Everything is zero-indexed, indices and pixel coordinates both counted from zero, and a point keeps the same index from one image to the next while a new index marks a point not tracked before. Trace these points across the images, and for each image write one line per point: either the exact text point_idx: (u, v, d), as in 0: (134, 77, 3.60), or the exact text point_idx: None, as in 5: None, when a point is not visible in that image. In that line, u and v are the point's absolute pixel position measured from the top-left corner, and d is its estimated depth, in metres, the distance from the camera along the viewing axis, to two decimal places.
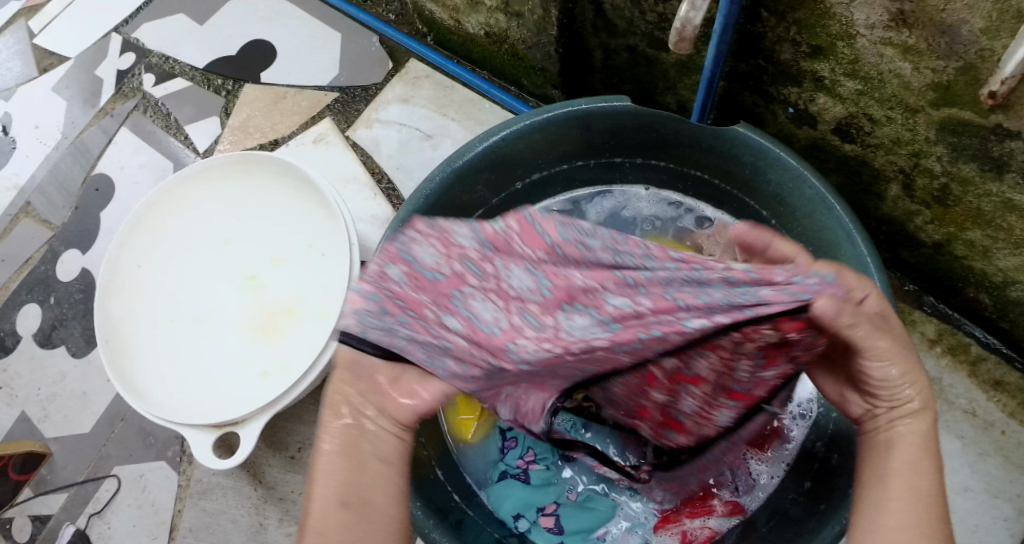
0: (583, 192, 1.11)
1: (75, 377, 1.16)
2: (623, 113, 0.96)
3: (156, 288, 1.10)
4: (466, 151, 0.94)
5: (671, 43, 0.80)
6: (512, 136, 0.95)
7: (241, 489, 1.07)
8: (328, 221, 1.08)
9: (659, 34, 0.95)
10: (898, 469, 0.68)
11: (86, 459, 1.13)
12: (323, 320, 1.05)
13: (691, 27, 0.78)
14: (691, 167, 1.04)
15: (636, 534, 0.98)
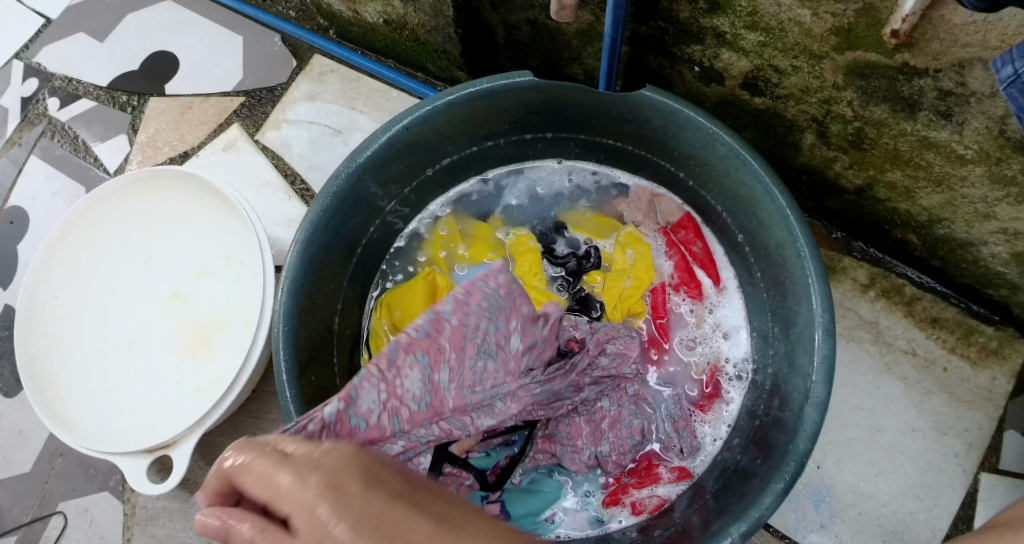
0: (498, 172, 1.10)
1: (9, 416, 1.14)
2: (526, 89, 0.94)
3: (76, 317, 1.07)
4: (368, 146, 0.92)
5: (554, 13, 0.81)
6: (414, 123, 0.93)
7: (187, 511, 1.06)
8: (242, 229, 1.06)
9: None
10: None
11: (31, 499, 1.11)
12: (248, 330, 1.03)
13: None
14: (604, 136, 1.02)
15: (586, 512, 0.98)
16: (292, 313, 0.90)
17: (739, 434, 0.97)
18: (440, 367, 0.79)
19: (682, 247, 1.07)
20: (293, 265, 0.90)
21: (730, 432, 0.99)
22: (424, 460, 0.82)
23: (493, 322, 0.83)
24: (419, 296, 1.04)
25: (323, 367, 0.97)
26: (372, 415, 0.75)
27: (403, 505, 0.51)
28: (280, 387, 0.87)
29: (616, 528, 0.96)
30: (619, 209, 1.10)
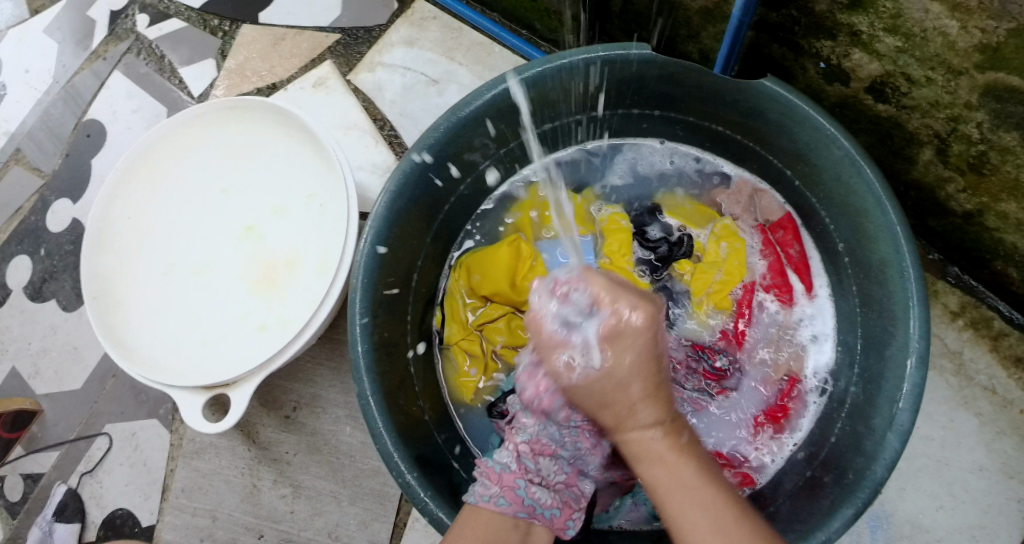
0: (597, 144, 1.08)
1: (67, 330, 1.13)
2: (643, 62, 0.91)
3: (148, 238, 1.06)
4: (473, 100, 0.90)
5: None
6: (522, 83, 0.90)
7: (235, 449, 1.04)
8: (328, 169, 1.03)
9: None
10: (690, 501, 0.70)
11: (78, 417, 1.10)
12: (321, 272, 1.01)
13: None
14: (712, 121, 1.00)
15: (642, 506, 0.97)
16: (374, 261, 0.88)
17: (802, 448, 0.97)
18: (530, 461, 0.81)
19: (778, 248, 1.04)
20: (381, 214, 0.88)
21: (795, 450, 0.98)
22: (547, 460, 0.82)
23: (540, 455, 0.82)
24: (502, 265, 1.01)
25: (397, 319, 0.94)
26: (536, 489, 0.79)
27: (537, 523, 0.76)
28: (354, 337, 0.86)
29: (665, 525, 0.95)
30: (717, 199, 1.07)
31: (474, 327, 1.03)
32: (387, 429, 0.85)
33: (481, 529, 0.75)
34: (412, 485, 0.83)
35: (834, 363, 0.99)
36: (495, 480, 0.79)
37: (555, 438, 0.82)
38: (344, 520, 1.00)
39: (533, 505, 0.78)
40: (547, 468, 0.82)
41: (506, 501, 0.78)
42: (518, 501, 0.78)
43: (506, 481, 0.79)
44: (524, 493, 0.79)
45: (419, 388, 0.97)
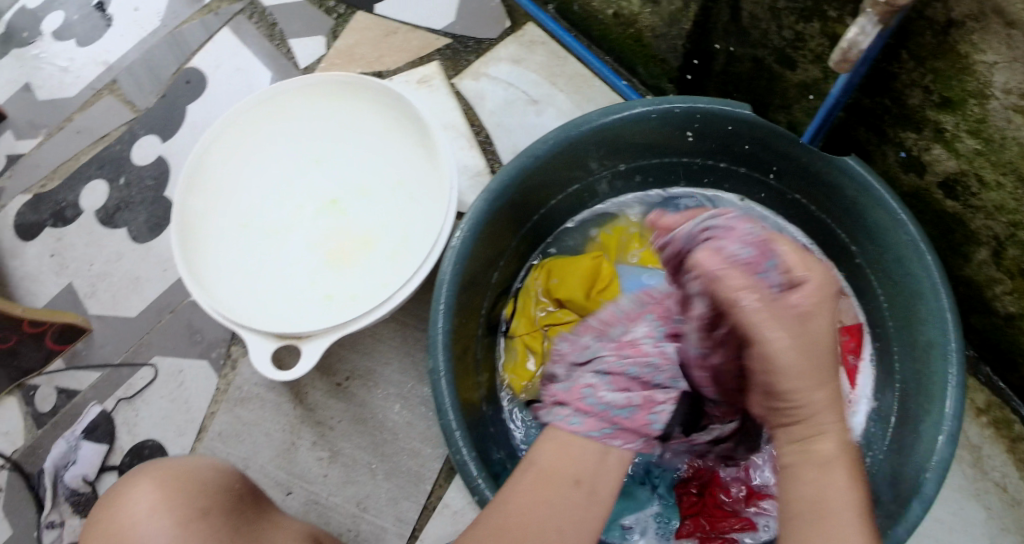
0: (680, 192, 1.13)
1: (131, 258, 1.16)
2: (740, 119, 0.99)
3: (238, 189, 1.08)
4: (583, 123, 0.97)
5: (834, 64, 0.83)
6: (630, 119, 0.99)
7: (280, 405, 1.05)
8: (426, 160, 1.05)
9: (790, 52, 0.99)
10: (802, 494, 0.67)
11: (128, 343, 1.13)
12: (398, 256, 1.03)
13: (855, 50, 0.81)
14: (794, 191, 1.07)
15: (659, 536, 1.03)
16: (465, 251, 0.94)
17: None
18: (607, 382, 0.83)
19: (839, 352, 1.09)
20: (479, 207, 0.94)
21: None
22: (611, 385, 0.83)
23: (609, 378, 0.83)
24: (580, 276, 1.03)
25: (473, 310, 0.98)
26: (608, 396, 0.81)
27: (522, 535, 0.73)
28: (434, 316, 0.91)
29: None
30: None
31: (542, 324, 1.04)
32: (453, 407, 0.91)
33: (543, 484, 0.76)
34: (466, 465, 0.89)
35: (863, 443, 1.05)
36: (567, 401, 0.83)
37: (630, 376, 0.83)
38: (376, 493, 1.01)
39: (605, 411, 0.80)
40: (615, 371, 0.83)
41: (584, 419, 0.80)
42: (594, 415, 0.80)
43: (572, 402, 0.82)
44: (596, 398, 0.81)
45: (483, 376, 1.00)
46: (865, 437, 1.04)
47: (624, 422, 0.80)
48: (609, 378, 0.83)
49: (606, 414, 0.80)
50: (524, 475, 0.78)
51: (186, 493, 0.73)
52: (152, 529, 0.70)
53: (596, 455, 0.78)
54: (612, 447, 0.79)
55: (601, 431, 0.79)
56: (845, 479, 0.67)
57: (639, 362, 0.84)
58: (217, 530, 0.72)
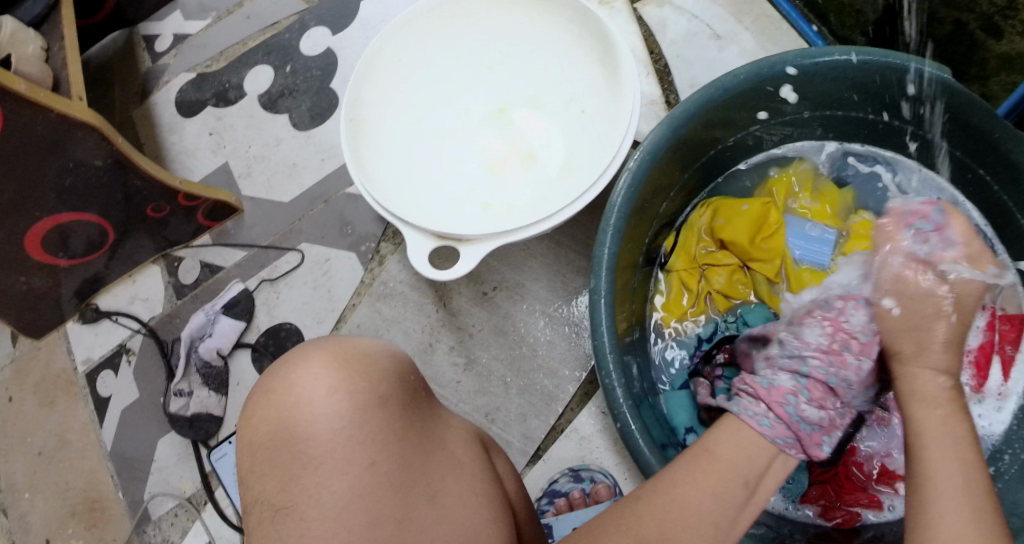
0: (857, 147, 1.08)
1: (289, 145, 1.17)
2: (939, 83, 0.93)
3: (407, 83, 1.07)
4: (777, 63, 0.94)
5: None
6: (827, 64, 0.95)
7: (423, 306, 1.05)
8: (604, 79, 1.01)
9: (999, 20, 0.98)
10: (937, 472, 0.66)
11: (278, 226, 1.14)
12: (562, 173, 1.02)
13: None
14: (978, 166, 0.97)
15: (781, 495, 1.01)
16: (641, 175, 0.91)
17: None
18: (802, 394, 0.80)
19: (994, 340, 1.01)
20: (662, 132, 0.91)
21: None
22: (803, 401, 0.79)
23: (801, 392, 0.80)
24: (747, 221, 0.99)
25: (638, 236, 0.97)
26: (800, 411, 0.78)
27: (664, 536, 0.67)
28: (604, 236, 0.89)
29: (792, 516, 1.00)
30: None
31: (701, 263, 1.02)
32: (608, 330, 0.88)
33: (712, 474, 0.71)
34: (614, 391, 0.86)
35: (1004, 440, 0.98)
36: (765, 398, 0.79)
37: (819, 387, 0.81)
38: (507, 407, 1.00)
39: (798, 423, 0.78)
40: (798, 379, 0.81)
41: (768, 424, 0.76)
42: (786, 423, 0.77)
43: (766, 407, 0.78)
44: (789, 408, 0.78)
45: (635, 299, 0.99)
46: (1006, 433, 0.98)
47: (800, 432, 0.77)
48: (806, 385, 0.81)
49: (790, 430, 0.77)
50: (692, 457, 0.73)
51: (364, 379, 0.73)
52: (333, 409, 0.71)
53: (764, 440, 0.75)
54: (787, 455, 0.76)
55: (780, 438, 0.76)
56: (964, 475, 0.66)
57: (842, 375, 0.81)
58: (392, 420, 0.72)
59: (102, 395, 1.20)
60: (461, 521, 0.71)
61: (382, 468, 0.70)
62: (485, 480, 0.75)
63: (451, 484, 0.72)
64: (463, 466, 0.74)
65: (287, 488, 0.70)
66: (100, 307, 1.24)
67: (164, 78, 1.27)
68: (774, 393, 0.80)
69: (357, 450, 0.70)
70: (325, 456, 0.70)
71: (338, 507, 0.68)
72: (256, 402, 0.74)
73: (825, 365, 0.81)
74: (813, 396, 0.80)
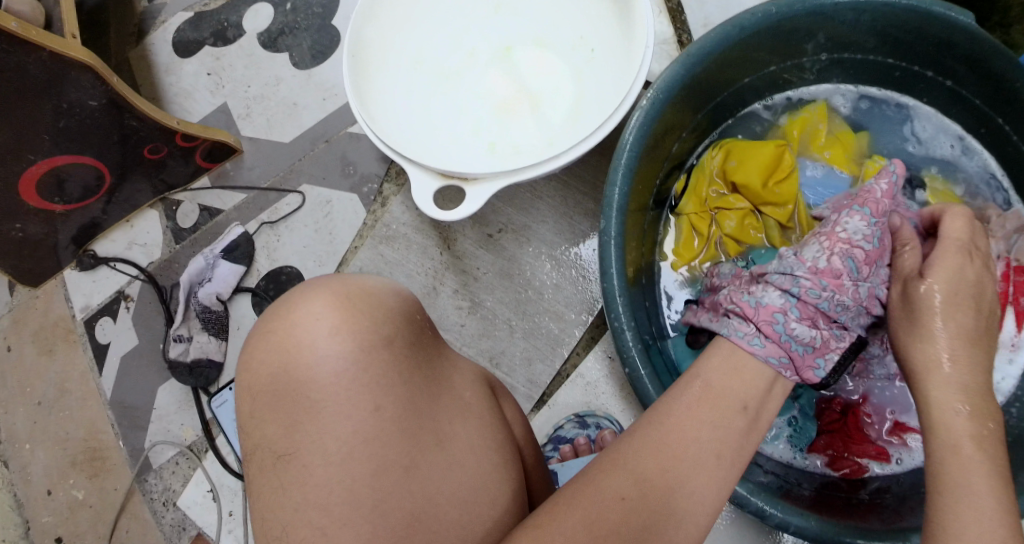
0: (874, 91, 1.04)
1: (289, 85, 1.14)
2: (959, 29, 0.89)
3: (413, 21, 1.04)
4: (794, 4, 0.90)
5: None
6: (846, 5, 0.92)
7: (426, 249, 1.02)
8: (615, 18, 0.99)
9: None
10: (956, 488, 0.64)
11: (276, 169, 1.12)
12: (569, 114, 0.99)
13: None
14: (999, 115, 0.95)
15: (789, 447, 0.99)
16: (652, 114, 0.88)
17: None
18: (792, 312, 0.78)
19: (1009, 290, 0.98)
20: (673, 71, 0.88)
21: None
22: (792, 317, 0.78)
23: (791, 309, 0.78)
24: (760, 161, 0.96)
25: (647, 177, 0.94)
26: (791, 330, 0.77)
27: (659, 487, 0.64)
28: (614, 175, 0.86)
29: (800, 464, 0.99)
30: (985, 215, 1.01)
31: (712, 207, 0.99)
32: (617, 271, 0.85)
33: (708, 401, 0.69)
34: (623, 333, 0.84)
35: (1014, 395, 0.97)
36: (753, 318, 0.77)
37: (815, 306, 0.79)
38: (511, 351, 0.98)
39: (787, 343, 0.76)
40: (790, 297, 0.79)
41: (760, 343, 0.75)
42: (777, 342, 0.75)
43: (759, 325, 0.76)
44: (783, 328, 0.77)
45: (643, 242, 0.97)
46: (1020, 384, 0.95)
47: (793, 354, 0.76)
48: (795, 304, 0.79)
49: (784, 352, 0.75)
50: (689, 387, 0.70)
51: (368, 319, 0.70)
52: (336, 350, 0.68)
53: (759, 382, 0.73)
54: (783, 377, 0.74)
55: (775, 357, 0.74)
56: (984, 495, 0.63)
57: (834, 299, 0.79)
58: (396, 363, 0.70)
59: (101, 342, 1.19)
60: (468, 468, 0.69)
61: (388, 413, 0.68)
62: (492, 425, 0.73)
63: (459, 430, 0.70)
64: (473, 410, 0.73)
65: (291, 435, 0.68)
66: (97, 253, 1.21)
67: (161, 17, 1.23)
68: (764, 311, 0.78)
69: (362, 395, 0.68)
70: (328, 400, 0.68)
71: (343, 453, 0.66)
72: (256, 343, 0.72)
73: (819, 281, 0.79)
74: (805, 316, 0.79)
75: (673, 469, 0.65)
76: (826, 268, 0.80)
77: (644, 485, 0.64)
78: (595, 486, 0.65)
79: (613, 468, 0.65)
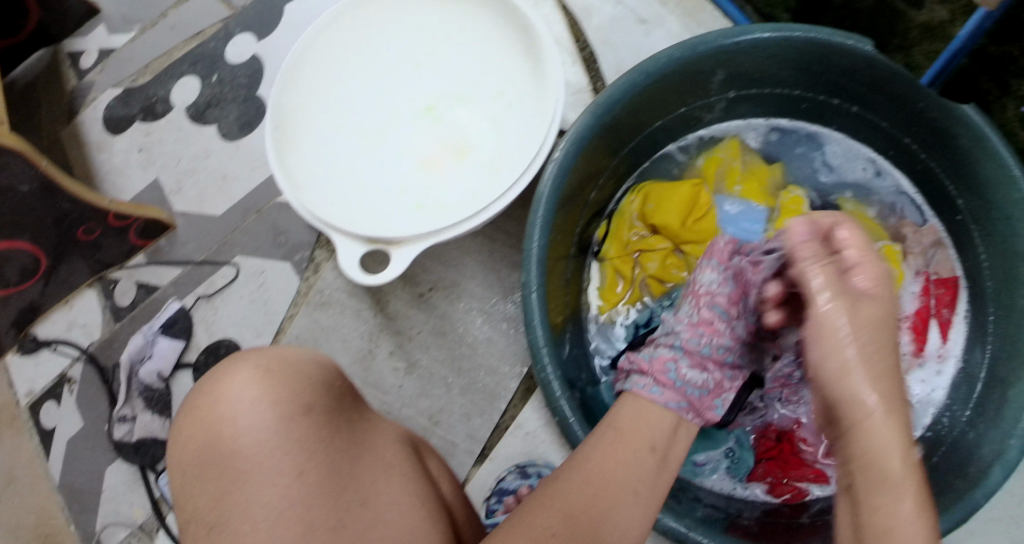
0: (785, 123, 1.08)
1: (218, 157, 1.14)
2: (861, 57, 0.92)
3: (335, 86, 1.06)
4: (698, 44, 0.93)
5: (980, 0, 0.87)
6: (750, 43, 0.94)
7: (360, 312, 1.04)
8: (531, 72, 1.01)
9: None
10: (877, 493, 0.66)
11: (210, 241, 1.12)
12: (491, 168, 1.01)
13: None
14: (907, 135, 0.99)
15: (730, 477, 1.00)
16: (567, 166, 0.90)
17: None
18: (682, 360, 0.81)
19: (931, 304, 1.02)
20: (585, 121, 0.90)
21: None
22: (682, 364, 0.80)
23: (682, 357, 0.81)
24: (677, 202, 0.99)
25: (569, 226, 0.97)
26: (685, 376, 0.79)
27: (587, 522, 0.67)
28: (531, 229, 0.88)
29: (741, 495, 1.00)
30: (902, 231, 1.05)
31: (633, 249, 1.02)
32: (541, 322, 0.87)
33: (626, 440, 0.73)
34: (550, 384, 0.86)
35: (944, 404, 0.99)
36: (647, 372, 0.80)
37: (703, 351, 0.82)
38: (449, 407, 1.01)
39: (683, 387, 0.79)
40: (678, 346, 0.83)
41: (659, 390, 0.78)
42: (673, 389, 0.78)
43: (654, 377, 0.79)
44: (677, 376, 0.79)
45: (568, 291, 0.99)
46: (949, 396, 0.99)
47: (691, 397, 0.79)
48: (683, 353, 0.82)
49: (681, 396, 0.78)
50: (603, 431, 0.74)
51: (286, 387, 0.71)
52: (258, 420, 0.69)
53: (669, 426, 0.76)
54: (686, 420, 0.77)
55: (670, 403, 0.77)
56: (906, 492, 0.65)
57: (714, 342, 0.82)
58: (319, 427, 0.71)
59: (46, 427, 1.17)
60: (395, 526, 0.69)
61: (311, 477, 0.68)
62: (417, 481, 0.75)
63: (382, 488, 0.71)
64: (396, 468, 0.74)
65: (218, 505, 0.68)
66: (38, 336, 1.20)
67: (92, 95, 1.24)
68: (656, 366, 0.80)
69: (284, 460, 0.68)
70: (252, 469, 0.68)
71: (270, 521, 0.66)
72: (183, 421, 0.73)
73: (698, 329, 0.83)
74: (695, 361, 0.81)
75: (598, 503, 0.68)
76: (702, 314, 0.84)
77: (573, 522, 0.67)
78: (526, 523, 0.67)
79: (542, 509, 0.68)
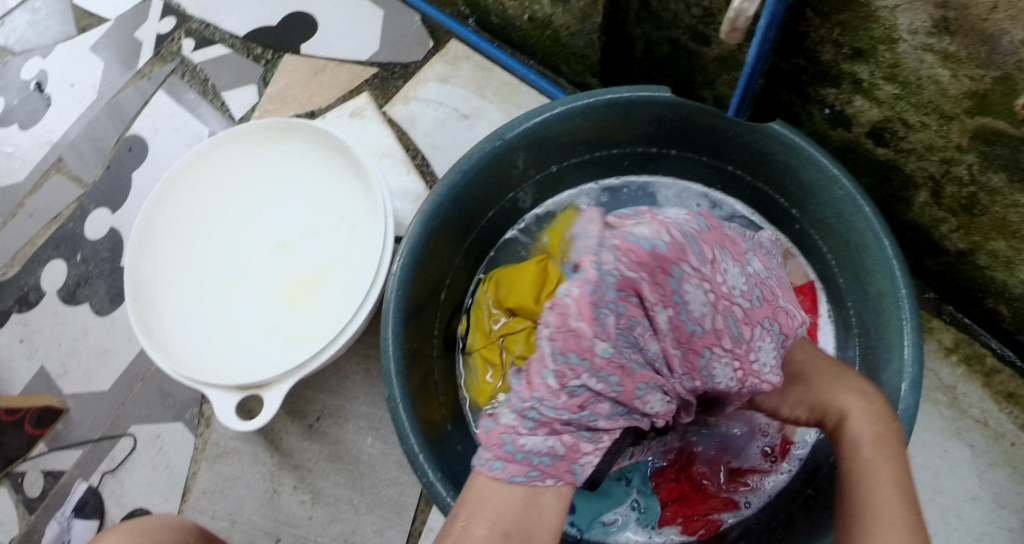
0: (614, 180, 1.13)
1: (96, 333, 1.17)
2: (663, 103, 0.97)
3: (185, 248, 1.10)
4: (506, 131, 0.95)
5: (722, 32, 0.76)
6: (552, 119, 0.96)
7: (258, 454, 1.07)
8: (365, 194, 1.07)
9: (703, 28, 0.94)
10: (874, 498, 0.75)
11: (103, 417, 1.14)
12: (349, 290, 1.04)
13: (744, 18, 0.74)
14: (728, 163, 1.05)
15: (642, 528, 0.99)
16: (406, 278, 0.93)
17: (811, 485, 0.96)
18: (525, 430, 0.75)
19: None
20: (414, 232, 0.93)
21: (789, 479, 0.99)
22: (525, 436, 0.75)
23: (527, 427, 0.75)
24: (528, 280, 1.02)
25: (426, 332, 1.00)
26: (528, 450, 0.75)
27: None
28: (384, 345, 0.90)
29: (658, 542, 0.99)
30: None
31: (496, 336, 1.05)
32: (412, 431, 0.89)
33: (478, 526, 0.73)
34: (434, 487, 0.87)
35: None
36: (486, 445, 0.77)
37: (548, 416, 0.75)
38: (361, 527, 1.02)
39: (527, 459, 0.75)
40: (523, 415, 0.76)
41: (500, 466, 0.75)
42: (517, 461, 0.75)
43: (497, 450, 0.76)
44: (518, 452, 0.75)
45: (441, 392, 1.02)
46: None
47: (541, 476, 0.75)
48: (529, 422, 0.75)
49: (527, 475, 0.75)
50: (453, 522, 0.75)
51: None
52: None
53: (527, 500, 0.74)
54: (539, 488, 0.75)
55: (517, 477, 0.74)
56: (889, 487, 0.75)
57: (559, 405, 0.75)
58: None
59: None
60: None
61: None
62: None
63: None
64: None
65: None
66: None
67: None
68: (500, 442, 0.76)
69: None
70: None
71: None
72: None
73: (540, 392, 0.75)
74: (541, 429, 0.75)
75: None
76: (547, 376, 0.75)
77: None
78: None
79: None
